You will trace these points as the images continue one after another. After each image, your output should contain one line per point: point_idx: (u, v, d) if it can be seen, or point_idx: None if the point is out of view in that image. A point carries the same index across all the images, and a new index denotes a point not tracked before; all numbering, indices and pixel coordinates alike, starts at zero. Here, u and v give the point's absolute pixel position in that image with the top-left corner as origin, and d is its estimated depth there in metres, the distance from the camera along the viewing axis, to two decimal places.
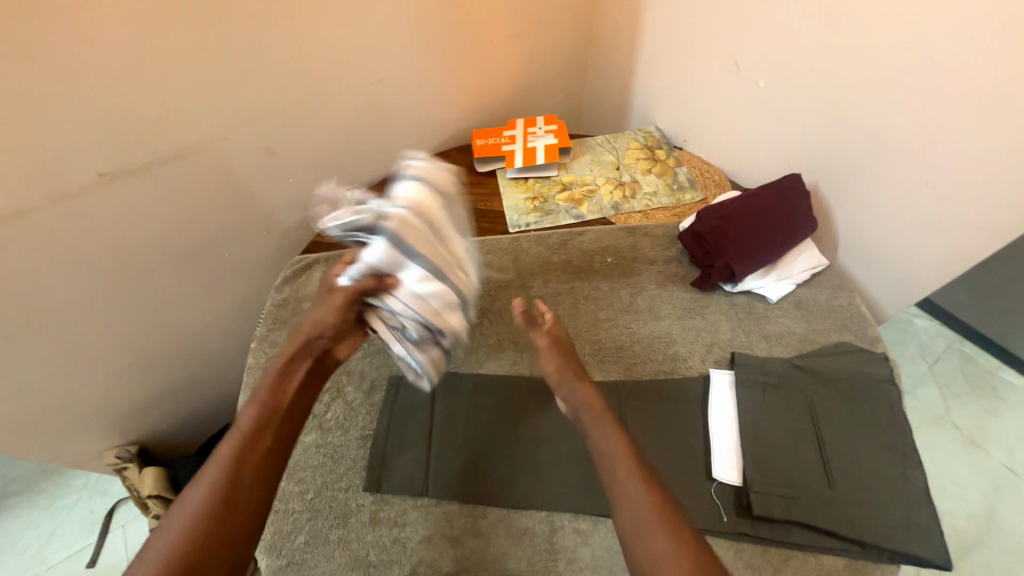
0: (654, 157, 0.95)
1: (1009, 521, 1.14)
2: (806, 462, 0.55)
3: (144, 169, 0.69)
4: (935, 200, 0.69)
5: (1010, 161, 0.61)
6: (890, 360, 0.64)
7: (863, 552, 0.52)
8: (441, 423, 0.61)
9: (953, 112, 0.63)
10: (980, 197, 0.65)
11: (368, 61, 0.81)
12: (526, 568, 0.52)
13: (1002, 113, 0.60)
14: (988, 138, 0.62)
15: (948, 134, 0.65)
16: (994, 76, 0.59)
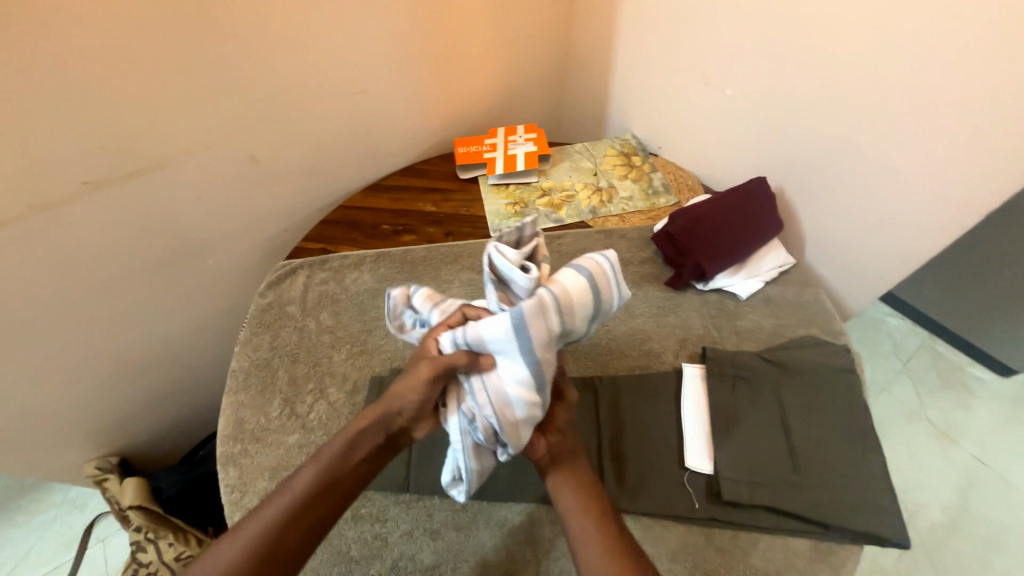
0: (630, 164, 0.98)
1: (982, 512, 1.17)
2: (773, 449, 0.58)
3: (130, 177, 0.70)
4: (890, 200, 0.74)
5: (954, 162, 0.66)
6: (853, 352, 0.67)
7: (828, 533, 0.54)
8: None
9: (901, 118, 0.68)
10: (930, 196, 0.70)
11: (352, 72, 0.84)
12: (505, 559, 0.53)
13: (945, 118, 0.65)
14: (933, 141, 0.67)
15: (899, 138, 0.70)
16: (936, 84, 0.64)
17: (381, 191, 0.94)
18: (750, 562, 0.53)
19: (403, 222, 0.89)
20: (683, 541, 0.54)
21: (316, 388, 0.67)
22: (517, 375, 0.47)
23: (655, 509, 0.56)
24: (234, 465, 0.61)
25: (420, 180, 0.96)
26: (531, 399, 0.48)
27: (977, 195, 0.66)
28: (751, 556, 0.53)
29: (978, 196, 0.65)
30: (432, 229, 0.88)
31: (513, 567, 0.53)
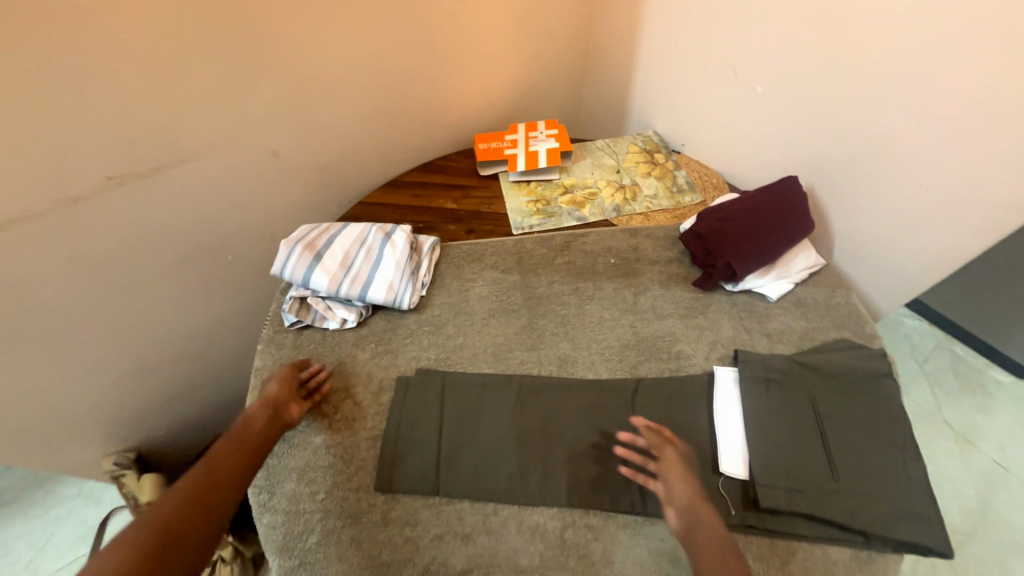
0: (653, 161, 0.97)
1: (1002, 516, 1.16)
2: (808, 455, 0.57)
3: (153, 172, 0.69)
4: (926, 200, 0.72)
5: (999, 161, 0.64)
6: (889, 355, 0.66)
7: (868, 543, 0.53)
8: (452, 425, 0.62)
9: (940, 115, 0.66)
10: (967, 197, 0.68)
11: (372, 65, 0.83)
12: (539, 564, 0.52)
13: (987, 116, 0.63)
14: (975, 139, 0.65)
15: (937, 137, 0.67)
16: (979, 80, 0.62)
17: (402, 187, 0.93)
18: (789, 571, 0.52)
19: (424, 219, 0.87)
20: None
21: (340, 387, 0.65)
22: (352, 271, 0.70)
23: None
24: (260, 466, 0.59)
25: (441, 177, 0.94)
26: (384, 254, 0.73)
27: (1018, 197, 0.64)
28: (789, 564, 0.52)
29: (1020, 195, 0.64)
30: (453, 226, 0.86)
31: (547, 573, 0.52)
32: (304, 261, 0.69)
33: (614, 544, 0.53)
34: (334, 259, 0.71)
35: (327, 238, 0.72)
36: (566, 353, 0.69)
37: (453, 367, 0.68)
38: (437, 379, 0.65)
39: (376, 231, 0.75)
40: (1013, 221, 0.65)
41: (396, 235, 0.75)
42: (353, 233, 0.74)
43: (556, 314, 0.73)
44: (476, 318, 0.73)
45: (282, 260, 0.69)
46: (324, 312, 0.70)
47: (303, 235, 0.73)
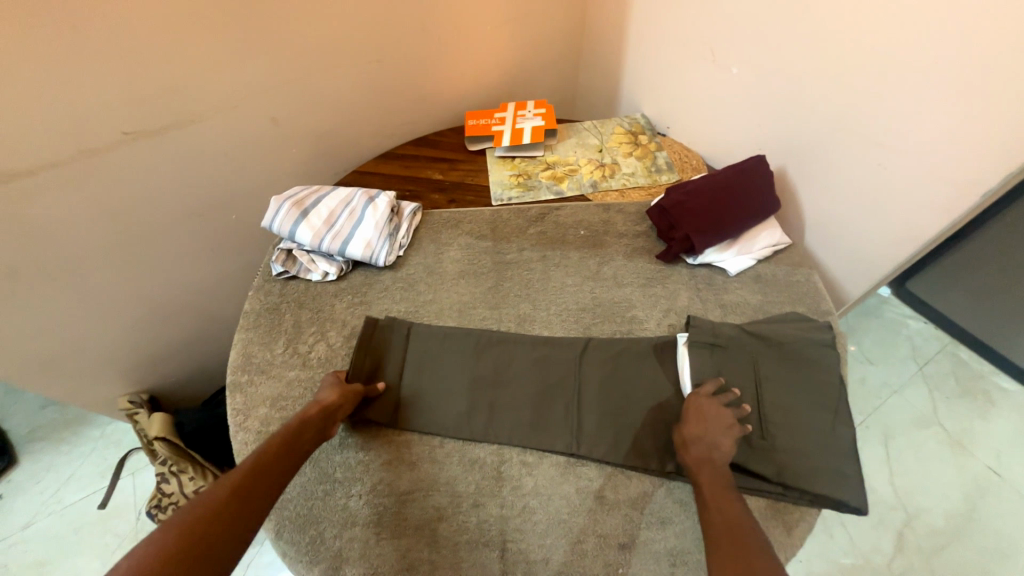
0: (636, 142, 0.99)
1: (990, 521, 1.14)
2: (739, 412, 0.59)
3: (163, 132, 0.77)
4: (892, 182, 0.72)
5: (959, 141, 0.64)
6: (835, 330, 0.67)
7: (784, 494, 0.56)
8: (421, 370, 0.67)
9: (902, 96, 0.67)
10: (932, 178, 0.68)
11: (367, 42, 0.88)
12: (474, 491, 0.58)
13: (947, 96, 0.63)
14: (936, 119, 0.65)
15: (900, 117, 0.68)
16: (938, 60, 0.62)
17: (393, 159, 0.99)
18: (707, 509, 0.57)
19: (410, 189, 0.93)
20: (640, 490, 0.58)
21: (316, 331, 0.72)
22: (335, 228, 0.77)
23: (620, 460, 0.59)
24: (241, 393, 0.67)
25: (431, 151, 1.00)
26: (365, 214, 0.79)
27: (977, 178, 0.64)
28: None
29: (979, 176, 0.64)
30: (437, 196, 0.92)
31: (481, 498, 0.57)
32: (290, 216, 0.75)
33: (545, 478, 0.59)
34: (319, 217, 0.77)
35: (315, 197, 0.79)
36: (525, 312, 0.73)
37: (419, 319, 0.73)
38: (404, 327, 0.71)
39: (361, 193, 0.81)
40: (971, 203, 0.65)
41: (378, 198, 0.81)
42: (339, 194, 0.80)
43: (522, 278, 0.78)
44: (447, 277, 0.78)
45: (271, 214, 0.76)
46: (308, 265, 0.77)
47: (294, 193, 0.79)
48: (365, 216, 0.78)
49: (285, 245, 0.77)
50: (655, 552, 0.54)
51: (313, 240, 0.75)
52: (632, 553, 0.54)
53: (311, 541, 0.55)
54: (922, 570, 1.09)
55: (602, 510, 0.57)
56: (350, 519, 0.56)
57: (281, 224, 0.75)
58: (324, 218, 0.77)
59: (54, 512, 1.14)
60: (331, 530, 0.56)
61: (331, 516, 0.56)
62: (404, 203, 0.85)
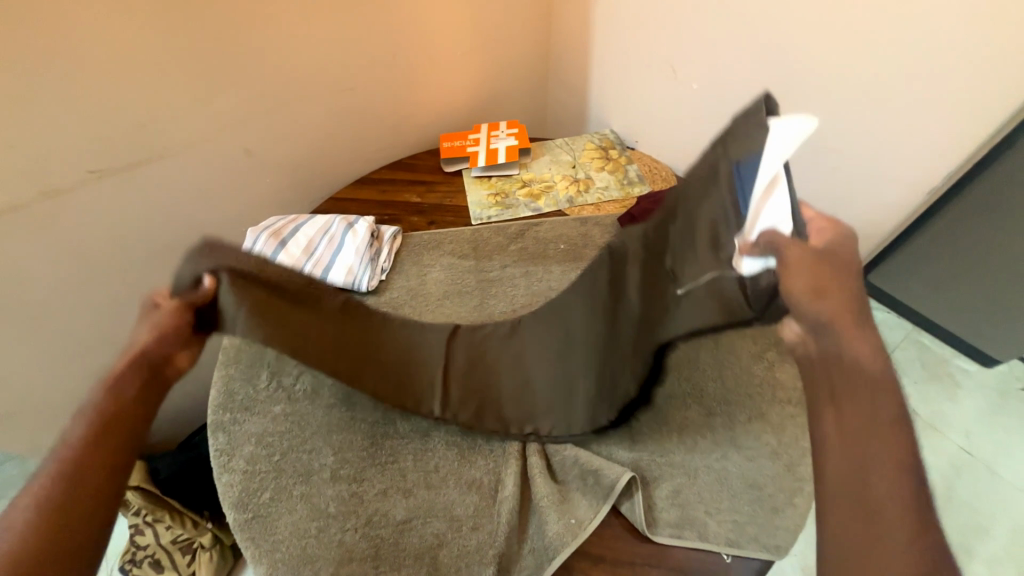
0: (607, 156, 1.03)
1: (965, 499, 1.20)
2: (707, 408, 0.66)
3: (131, 168, 0.75)
4: (843, 179, 0.79)
5: (901, 140, 0.71)
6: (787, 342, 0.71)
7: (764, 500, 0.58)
8: (268, 299, 0.60)
9: (840, 105, 0.73)
10: (891, 171, 0.74)
11: (337, 70, 0.90)
12: (473, 513, 0.57)
13: (881, 102, 0.70)
14: (877, 121, 0.71)
15: (843, 122, 0.74)
16: (868, 71, 0.69)
17: (370, 183, 0.99)
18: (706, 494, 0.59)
19: (389, 212, 0.93)
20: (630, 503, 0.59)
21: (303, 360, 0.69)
22: (317, 255, 0.77)
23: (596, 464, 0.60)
24: (223, 432, 0.63)
25: (408, 174, 1.01)
26: (347, 239, 0.79)
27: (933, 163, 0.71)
28: (707, 490, 0.59)
29: (921, 167, 0.72)
30: (416, 218, 0.92)
31: (480, 520, 0.57)
32: (270, 246, 0.75)
33: (529, 486, 0.61)
34: (299, 244, 0.77)
35: (294, 225, 0.79)
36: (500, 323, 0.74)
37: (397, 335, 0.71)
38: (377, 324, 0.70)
39: (339, 218, 0.81)
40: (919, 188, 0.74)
41: (358, 222, 0.81)
42: (318, 220, 0.80)
43: (506, 295, 0.80)
44: (431, 299, 0.79)
45: (249, 244, 0.75)
46: None
47: (272, 222, 0.79)
48: (347, 240, 0.79)
49: None
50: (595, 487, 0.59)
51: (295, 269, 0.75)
52: (573, 500, 0.59)
53: None
54: None
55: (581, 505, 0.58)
56: (347, 554, 0.55)
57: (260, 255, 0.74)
58: (304, 245, 0.77)
59: None
60: (327, 568, 0.54)
61: (327, 553, 0.55)
62: (384, 227, 0.85)
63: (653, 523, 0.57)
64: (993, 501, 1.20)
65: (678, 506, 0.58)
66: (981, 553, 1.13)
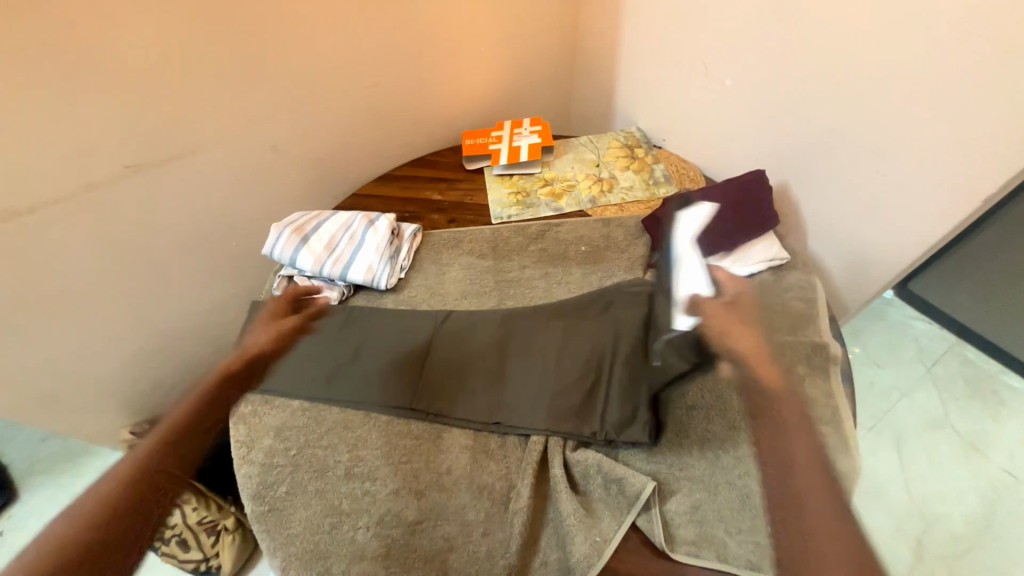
0: (633, 156, 1.00)
1: (1005, 526, 1.12)
2: (733, 421, 0.63)
3: (163, 163, 0.77)
4: (882, 184, 0.73)
5: (950, 142, 0.64)
6: (817, 351, 0.68)
7: None
8: None
9: (885, 102, 0.68)
10: (943, 172, 0.66)
11: (362, 67, 0.90)
12: (484, 519, 0.56)
13: (929, 99, 0.64)
14: (927, 119, 0.65)
15: (888, 121, 0.69)
16: (918, 67, 0.63)
17: (391, 180, 0.99)
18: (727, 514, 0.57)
19: (409, 210, 0.93)
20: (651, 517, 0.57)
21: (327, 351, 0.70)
22: (337, 251, 0.77)
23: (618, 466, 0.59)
24: (243, 424, 0.64)
25: (429, 171, 1.00)
26: (368, 236, 0.79)
27: (983, 187, 0.63)
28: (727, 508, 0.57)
29: (972, 174, 0.64)
30: (436, 216, 0.92)
31: (491, 527, 0.56)
32: (291, 241, 0.75)
33: (545, 496, 0.59)
34: (320, 240, 0.77)
35: (316, 221, 0.79)
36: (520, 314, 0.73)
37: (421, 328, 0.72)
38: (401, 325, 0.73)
39: (360, 216, 0.81)
40: (972, 201, 0.65)
41: (378, 219, 0.81)
42: (340, 217, 0.80)
43: (523, 295, 0.78)
44: (449, 297, 0.78)
45: (272, 239, 0.76)
46: (309, 290, 0.76)
47: (296, 218, 0.80)
48: (367, 238, 0.79)
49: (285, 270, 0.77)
50: (614, 501, 0.58)
51: (315, 264, 0.75)
52: (596, 518, 0.57)
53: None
54: None
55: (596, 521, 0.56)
56: (359, 552, 0.55)
57: (281, 250, 0.75)
58: (324, 241, 0.77)
59: None
60: (340, 564, 0.55)
61: (339, 549, 0.55)
62: (404, 225, 0.85)
63: (671, 539, 0.56)
64: None
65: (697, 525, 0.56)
66: None
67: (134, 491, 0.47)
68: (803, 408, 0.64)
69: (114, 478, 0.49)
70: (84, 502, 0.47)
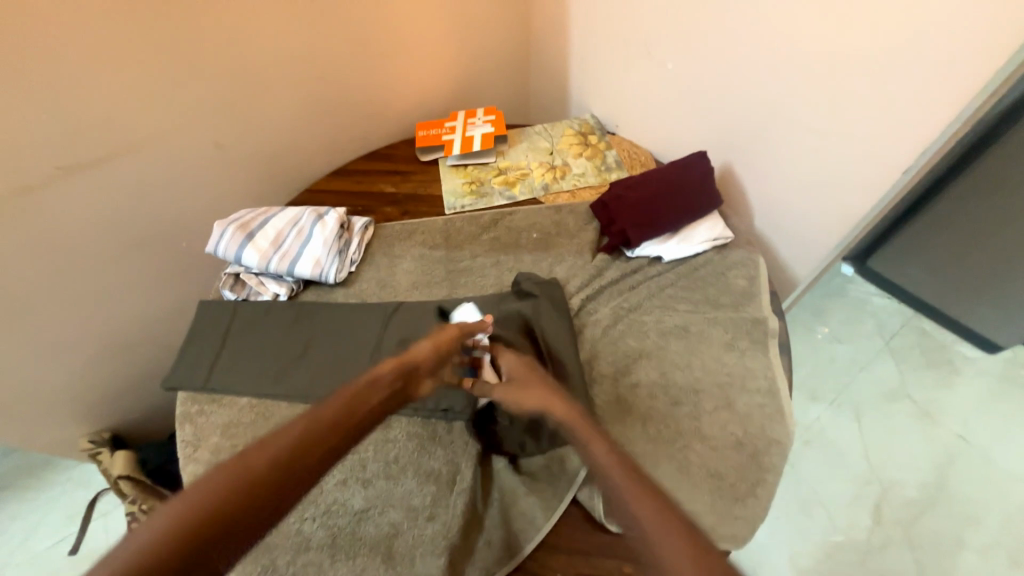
0: (586, 142, 1.00)
1: (959, 488, 1.17)
2: (675, 399, 0.65)
3: (100, 163, 0.75)
4: (813, 160, 0.74)
5: (869, 115, 0.66)
6: (752, 323, 0.71)
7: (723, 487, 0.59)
8: None
9: (810, 79, 0.69)
10: (867, 145, 0.68)
11: (307, 59, 0.88)
12: (429, 504, 0.57)
13: (848, 74, 0.65)
14: (848, 94, 0.66)
15: (814, 98, 0.70)
16: (837, 43, 0.65)
17: (345, 174, 0.98)
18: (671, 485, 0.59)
19: (363, 203, 0.93)
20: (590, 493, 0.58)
21: (275, 347, 0.71)
22: (283, 247, 0.76)
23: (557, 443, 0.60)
24: (190, 422, 0.65)
25: (383, 164, 1.00)
26: (316, 231, 0.78)
27: (902, 159, 0.65)
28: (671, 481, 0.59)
29: (892, 144, 0.65)
30: (390, 208, 0.92)
31: (436, 512, 0.57)
32: (236, 238, 0.74)
33: (491, 479, 0.59)
34: (266, 237, 0.76)
35: (263, 217, 0.78)
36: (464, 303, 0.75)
37: (368, 321, 0.73)
38: (349, 318, 0.74)
39: (309, 211, 0.80)
40: (893, 172, 0.67)
41: (327, 213, 0.81)
42: (287, 212, 0.80)
43: (474, 284, 0.79)
44: (400, 289, 0.79)
45: (216, 236, 0.75)
46: (257, 288, 0.76)
47: (242, 215, 0.79)
48: (315, 232, 0.78)
49: (233, 268, 0.77)
50: (556, 479, 0.59)
51: (261, 261, 0.74)
52: (537, 495, 0.58)
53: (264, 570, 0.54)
54: (899, 541, 1.11)
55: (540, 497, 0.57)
56: (304, 543, 0.55)
57: (226, 248, 0.74)
58: (271, 237, 0.76)
59: (22, 563, 1.10)
60: (284, 557, 0.54)
61: (284, 542, 0.55)
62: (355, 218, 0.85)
63: None
64: (991, 489, 1.17)
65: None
66: (976, 542, 1.11)
67: (278, 488, 0.38)
68: (741, 380, 0.66)
69: (215, 471, 0.38)
70: (178, 503, 0.36)
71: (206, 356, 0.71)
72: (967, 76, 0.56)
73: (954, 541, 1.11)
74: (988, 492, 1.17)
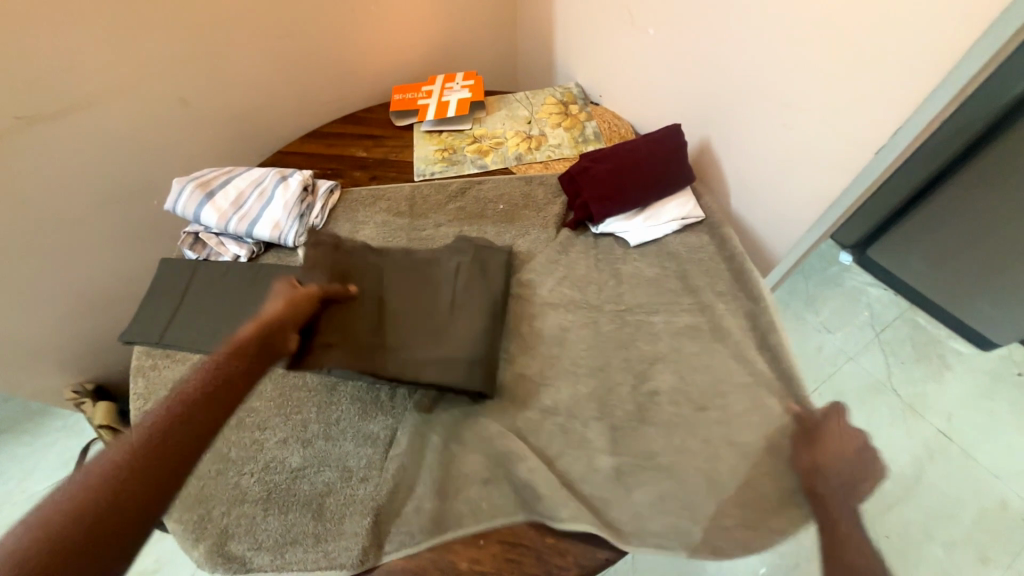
0: (566, 112, 0.96)
1: (936, 483, 1.16)
2: (621, 377, 0.66)
3: (60, 115, 0.72)
4: (789, 138, 0.70)
5: (844, 91, 0.61)
6: (704, 308, 0.72)
7: (663, 467, 0.59)
8: None
9: (788, 47, 0.64)
10: (842, 125, 0.63)
11: (276, 13, 0.85)
12: (366, 464, 0.59)
13: (826, 43, 0.60)
14: (824, 66, 0.61)
15: (792, 70, 0.65)
16: (818, 8, 0.59)
17: (318, 137, 0.96)
18: (610, 464, 0.59)
19: (332, 167, 0.91)
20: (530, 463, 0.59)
21: (228, 307, 0.71)
22: (243, 208, 0.76)
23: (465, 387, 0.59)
24: (142, 378, 0.66)
25: (357, 127, 0.97)
26: (277, 192, 0.77)
27: (878, 136, 0.60)
28: (610, 460, 0.59)
29: (866, 125, 0.60)
30: (358, 173, 0.90)
31: (371, 472, 0.58)
32: (195, 196, 0.74)
33: (427, 445, 0.61)
34: (226, 197, 0.76)
35: (226, 177, 0.78)
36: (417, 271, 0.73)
37: None
38: None
39: (272, 172, 0.79)
40: (866, 157, 0.62)
41: (290, 176, 0.80)
42: (250, 173, 0.79)
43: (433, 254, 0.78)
44: None
45: (176, 194, 0.74)
46: (217, 248, 0.77)
47: (205, 173, 0.78)
48: (276, 194, 0.77)
49: (194, 228, 0.77)
50: (487, 447, 0.60)
51: (219, 221, 0.74)
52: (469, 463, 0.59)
53: (200, 518, 0.55)
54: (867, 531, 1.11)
55: (476, 466, 0.59)
56: (240, 496, 0.56)
57: (185, 207, 0.74)
58: (231, 197, 0.76)
59: (19, 503, 1.15)
60: (220, 507, 0.56)
61: (220, 493, 0.57)
62: (320, 181, 0.84)
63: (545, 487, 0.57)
64: (968, 487, 1.15)
65: (577, 474, 0.58)
66: (946, 536, 1.10)
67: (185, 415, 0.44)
68: (691, 366, 0.66)
69: (66, 484, 0.39)
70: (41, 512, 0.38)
71: (163, 312, 0.72)
72: (945, 41, 0.50)
73: (925, 535, 1.10)
74: (965, 490, 1.15)
